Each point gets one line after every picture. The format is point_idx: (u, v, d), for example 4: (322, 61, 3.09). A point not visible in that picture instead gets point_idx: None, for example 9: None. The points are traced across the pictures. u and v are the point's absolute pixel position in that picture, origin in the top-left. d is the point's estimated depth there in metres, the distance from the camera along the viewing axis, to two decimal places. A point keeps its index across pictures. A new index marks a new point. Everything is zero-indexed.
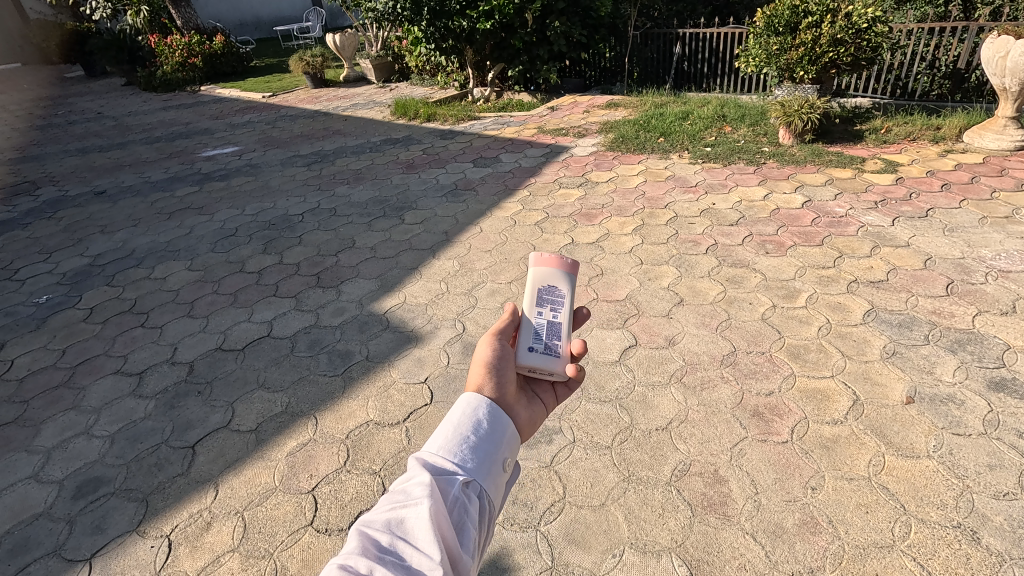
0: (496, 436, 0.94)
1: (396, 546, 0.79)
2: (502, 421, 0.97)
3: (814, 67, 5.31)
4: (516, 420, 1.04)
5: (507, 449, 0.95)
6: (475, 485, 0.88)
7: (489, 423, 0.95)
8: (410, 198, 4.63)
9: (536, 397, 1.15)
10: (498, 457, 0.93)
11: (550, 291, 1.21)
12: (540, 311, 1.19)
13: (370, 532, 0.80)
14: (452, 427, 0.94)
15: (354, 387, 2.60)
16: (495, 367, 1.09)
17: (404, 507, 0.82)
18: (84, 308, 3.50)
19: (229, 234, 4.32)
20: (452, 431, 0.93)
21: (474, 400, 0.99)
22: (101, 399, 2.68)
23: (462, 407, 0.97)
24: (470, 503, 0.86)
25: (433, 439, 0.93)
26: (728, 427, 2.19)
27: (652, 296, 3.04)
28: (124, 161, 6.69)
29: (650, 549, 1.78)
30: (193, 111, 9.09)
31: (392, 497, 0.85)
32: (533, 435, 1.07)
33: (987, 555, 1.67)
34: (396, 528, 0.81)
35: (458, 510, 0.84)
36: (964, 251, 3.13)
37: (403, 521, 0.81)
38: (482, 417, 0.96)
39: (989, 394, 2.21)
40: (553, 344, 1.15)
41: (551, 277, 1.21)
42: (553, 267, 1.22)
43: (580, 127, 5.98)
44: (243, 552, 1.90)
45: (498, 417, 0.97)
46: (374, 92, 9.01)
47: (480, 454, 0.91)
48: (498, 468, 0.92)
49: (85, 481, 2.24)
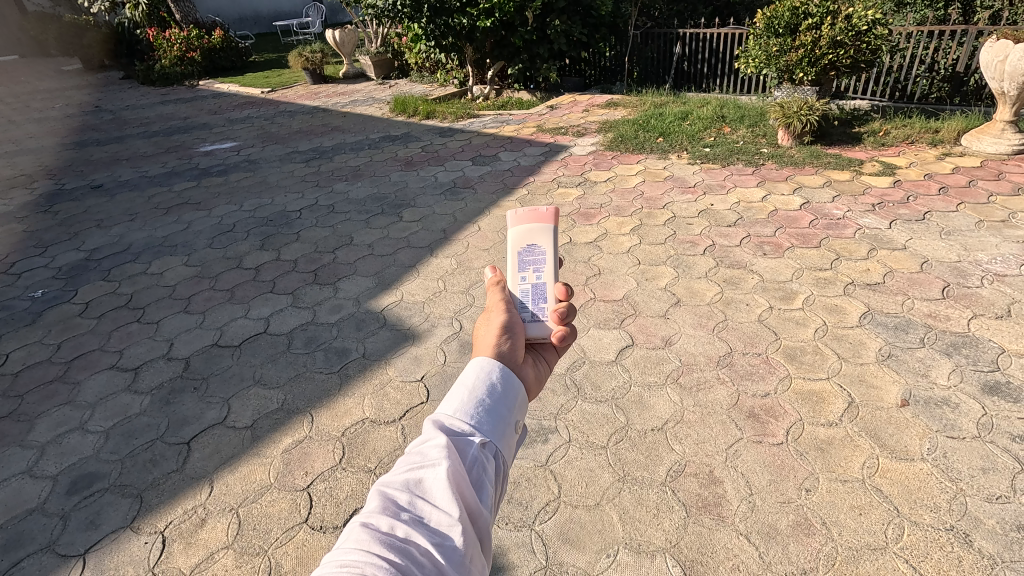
0: (510, 397, 0.92)
1: (415, 504, 0.78)
2: (514, 383, 0.95)
3: (813, 69, 5.32)
4: (524, 379, 1.03)
5: (520, 411, 0.93)
6: (491, 446, 0.87)
7: (503, 385, 0.93)
8: (409, 196, 4.63)
9: (540, 356, 1.12)
10: (512, 417, 0.91)
11: (528, 251, 1.16)
12: (523, 276, 1.15)
13: (390, 492, 0.79)
14: (467, 390, 0.91)
15: (351, 384, 2.60)
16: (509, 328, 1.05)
17: (422, 468, 0.81)
18: (80, 303, 3.48)
19: (226, 230, 4.31)
20: (467, 393, 0.91)
21: (487, 362, 0.96)
22: (97, 394, 2.68)
23: (475, 370, 0.94)
24: (488, 463, 0.85)
25: (448, 400, 0.90)
26: (724, 428, 2.20)
27: (649, 297, 3.04)
28: (122, 155, 6.67)
29: (644, 549, 1.79)
30: (191, 106, 9.06)
31: (409, 457, 0.84)
32: (540, 394, 1.07)
33: (978, 558, 1.68)
34: (414, 487, 0.80)
35: (476, 469, 0.83)
36: (960, 255, 3.14)
37: (422, 481, 0.80)
38: (496, 380, 0.93)
39: (983, 398, 2.22)
40: (540, 310, 1.11)
41: (532, 237, 1.17)
42: (528, 224, 1.18)
43: (580, 126, 5.98)
44: (238, 549, 1.90)
45: (511, 380, 0.95)
46: (373, 89, 8.98)
47: (496, 416, 0.89)
48: (513, 429, 0.91)
49: (80, 476, 2.24)
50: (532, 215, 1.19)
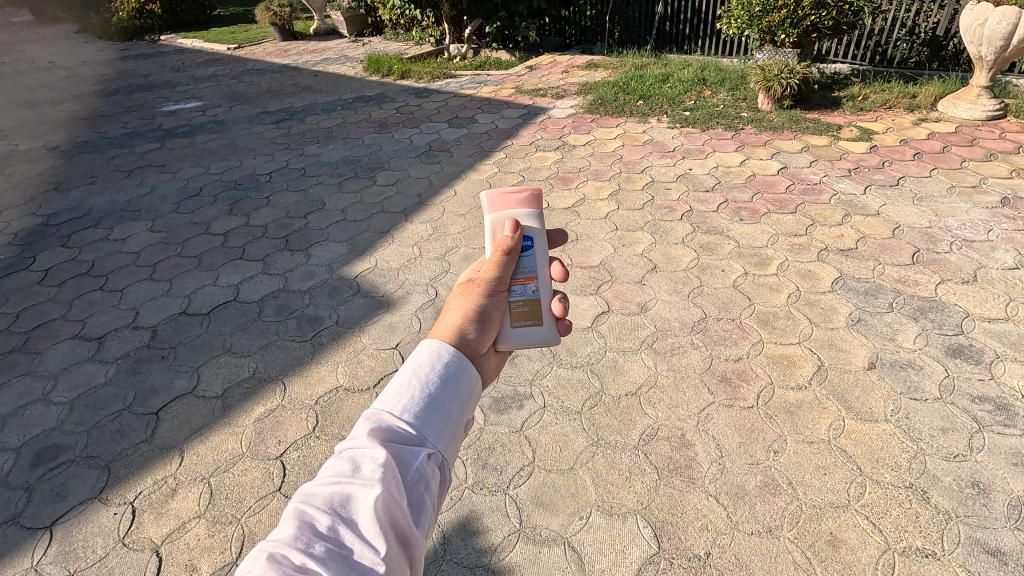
0: (462, 394, 0.90)
1: (337, 530, 0.72)
2: (469, 374, 0.93)
3: (795, 31, 5.24)
4: (483, 370, 1.04)
5: (470, 411, 0.91)
6: (437, 457, 0.84)
7: (456, 379, 0.90)
8: (383, 159, 4.50)
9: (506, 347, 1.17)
10: (462, 419, 0.89)
11: (534, 245, 1.20)
12: (522, 290, 1.16)
13: (310, 513, 0.73)
14: (416, 384, 0.88)
15: (324, 353, 2.56)
16: (482, 318, 1.06)
17: (350, 484, 0.76)
18: (38, 271, 3.35)
19: (192, 194, 4.15)
20: (416, 389, 0.87)
21: (445, 352, 0.93)
22: (59, 364, 2.60)
23: (427, 358, 0.91)
24: (431, 477, 0.82)
25: (394, 396, 0.86)
26: (696, 392, 2.23)
27: (626, 263, 3.02)
28: (79, 114, 6.34)
29: (616, 511, 1.82)
30: (152, 63, 8.62)
31: (338, 467, 0.79)
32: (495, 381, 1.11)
33: (934, 513, 1.74)
34: (339, 508, 0.75)
35: (417, 487, 0.80)
36: (931, 221, 3.18)
37: (349, 500, 0.75)
38: (451, 372, 0.90)
39: (946, 360, 2.28)
40: (531, 324, 1.14)
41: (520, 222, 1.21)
42: (523, 208, 1.22)
43: (559, 87, 5.85)
44: (210, 518, 1.88)
45: (465, 373, 0.92)
46: (346, 46, 8.63)
47: (443, 420, 0.86)
48: (460, 432, 0.89)
49: (44, 448, 2.18)
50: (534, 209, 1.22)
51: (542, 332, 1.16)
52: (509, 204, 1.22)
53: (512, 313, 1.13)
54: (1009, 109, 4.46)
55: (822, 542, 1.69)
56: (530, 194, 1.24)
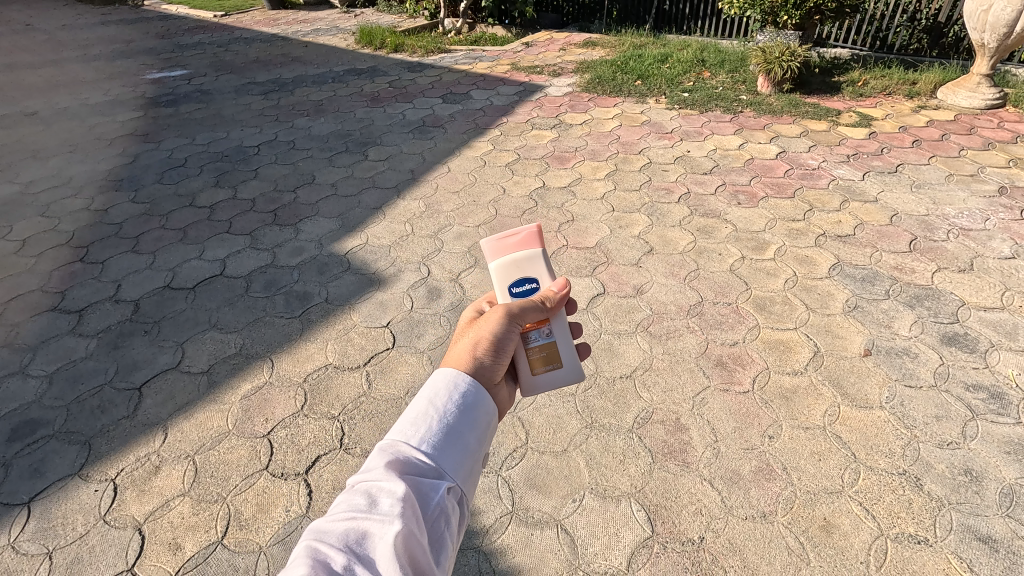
0: (479, 425, 0.88)
1: (353, 570, 0.66)
2: (486, 404, 0.92)
3: (798, 12, 5.13)
4: (496, 398, 1.01)
5: (487, 443, 0.89)
6: (456, 491, 0.82)
7: (473, 409, 0.89)
8: (375, 133, 4.39)
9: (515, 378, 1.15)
10: (479, 452, 0.87)
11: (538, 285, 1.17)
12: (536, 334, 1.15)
13: (324, 552, 0.67)
14: (432, 413, 0.86)
15: (313, 330, 2.50)
16: (499, 342, 1.04)
17: (367, 521, 0.71)
18: (15, 240, 3.24)
19: (177, 165, 4.03)
20: (432, 418, 0.86)
21: (461, 381, 0.92)
22: (37, 337, 2.51)
23: (443, 387, 0.90)
24: (451, 512, 0.79)
25: (411, 425, 0.85)
26: (691, 375, 2.20)
27: (622, 245, 2.98)
28: (58, 79, 6.13)
29: (610, 494, 1.80)
30: (135, 28, 8.34)
31: (352, 502, 0.74)
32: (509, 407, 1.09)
33: (927, 500, 1.74)
34: (355, 547, 0.69)
35: (437, 522, 0.77)
36: (929, 208, 3.16)
37: (365, 538, 0.70)
38: (468, 402, 0.89)
39: (941, 348, 2.27)
40: (551, 368, 1.15)
41: (522, 266, 1.16)
42: (523, 251, 1.17)
43: (556, 65, 5.73)
44: (195, 496, 1.84)
45: (482, 404, 0.91)
46: (337, 17, 8.40)
47: (461, 452, 0.85)
48: (477, 465, 0.86)
49: (21, 423, 2.11)
50: (536, 250, 1.18)
51: (565, 371, 1.17)
52: (512, 250, 1.17)
53: (531, 361, 1.13)
54: (1008, 98, 4.43)
55: (816, 527, 1.68)
56: (528, 233, 1.19)
